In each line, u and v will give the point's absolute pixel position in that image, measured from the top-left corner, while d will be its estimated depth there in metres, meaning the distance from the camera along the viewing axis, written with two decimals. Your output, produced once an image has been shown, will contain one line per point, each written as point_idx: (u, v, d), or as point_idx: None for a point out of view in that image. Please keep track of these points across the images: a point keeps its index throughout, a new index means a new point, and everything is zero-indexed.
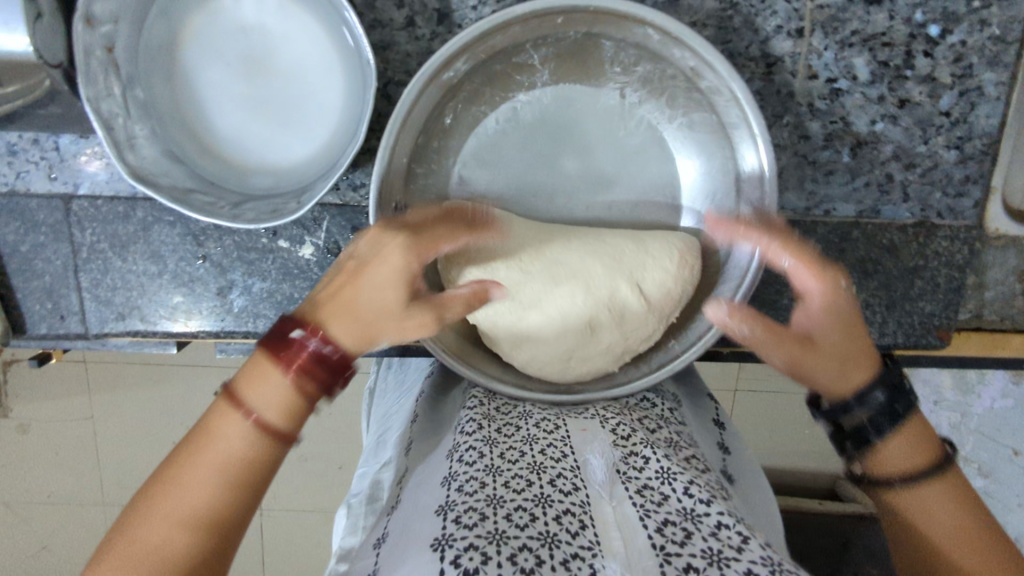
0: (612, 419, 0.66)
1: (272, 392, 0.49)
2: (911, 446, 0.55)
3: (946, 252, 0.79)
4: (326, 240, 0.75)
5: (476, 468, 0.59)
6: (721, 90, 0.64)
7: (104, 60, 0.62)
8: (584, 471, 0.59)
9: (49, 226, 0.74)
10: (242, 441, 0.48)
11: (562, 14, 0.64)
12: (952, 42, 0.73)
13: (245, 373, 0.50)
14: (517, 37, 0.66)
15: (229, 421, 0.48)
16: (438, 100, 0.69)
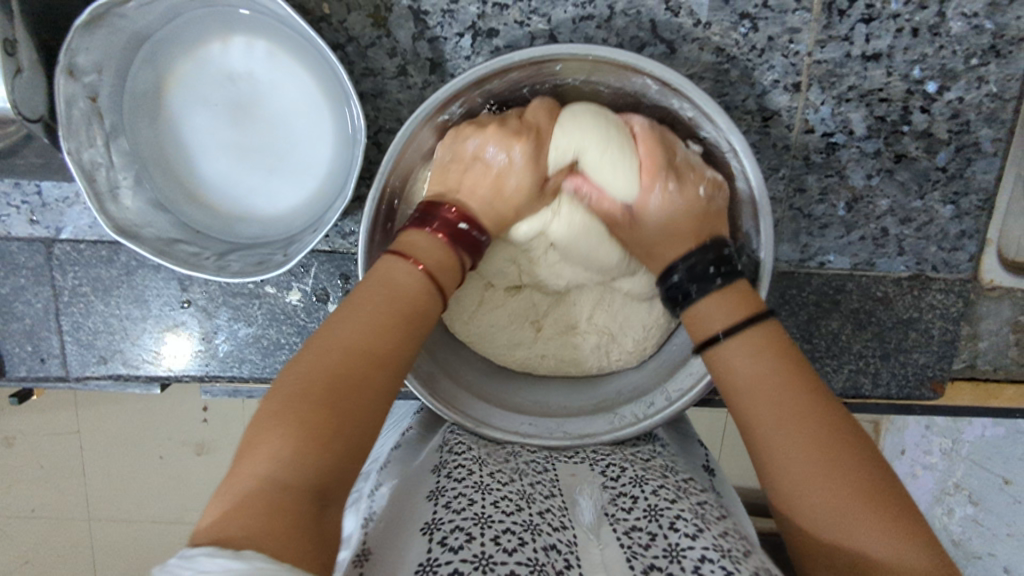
0: (601, 461, 0.67)
1: (429, 247, 0.57)
2: (787, 393, 0.53)
3: (940, 304, 0.79)
4: (314, 286, 0.74)
5: (464, 486, 0.59)
6: (719, 141, 0.63)
7: (87, 111, 0.61)
8: (572, 513, 0.60)
9: (30, 269, 0.73)
10: (410, 291, 0.55)
11: (561, 62, 0.62)
12: (950, 98, 0.72)
13: (378, 265, 0.56)
14: (512, 82, 0.64)
15: (406, 270, 0.55)
16: (431, 146, 0.67)
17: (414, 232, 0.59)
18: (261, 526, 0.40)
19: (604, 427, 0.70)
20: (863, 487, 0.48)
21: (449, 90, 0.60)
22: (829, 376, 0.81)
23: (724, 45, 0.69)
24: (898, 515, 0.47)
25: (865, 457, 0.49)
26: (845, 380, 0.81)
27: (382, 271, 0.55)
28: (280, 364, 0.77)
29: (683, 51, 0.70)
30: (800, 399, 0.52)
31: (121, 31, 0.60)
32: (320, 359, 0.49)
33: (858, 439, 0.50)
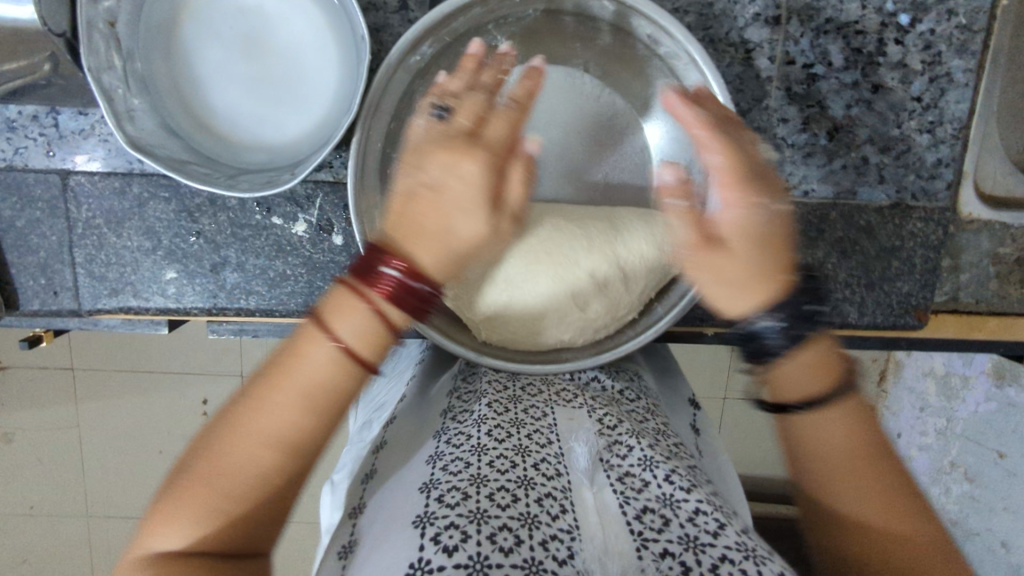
0: (599, 409, 0.69)
1: (359, 319, 0.48)
2: (848, 430, 0.55)
3: (921, 233, 0.82)
4: (319, 217, 0.77)
5: (461, 450, 0.61)
6: (677, 53, 0.67)
7: (106, 35, 0.65)
8: (567, 458, 0.61)
9: (45, 202, 0.75)
10: (327, 371, 0.48)
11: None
12: (921, 30, 0.76)
13: (332, 302, 0.49)
14: (480, 16, 0.69)
15: (317, 348, 0.48)
16: (412, 81, 0.70)
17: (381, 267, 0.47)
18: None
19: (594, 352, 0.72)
20: (900, 493, 0.54)
21: (417, 27, 0.64)
22: None
23: None
24: (910, 517, 0.53)
25: (911, 502, 0.54)
26: (832, 310, 0.83)
27: (325, 313, 0.49)
28: (287, 296, 0.79)
29: None
30: (862, 425, 0.56)
31: None
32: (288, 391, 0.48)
33: (907, 487, 0.55)
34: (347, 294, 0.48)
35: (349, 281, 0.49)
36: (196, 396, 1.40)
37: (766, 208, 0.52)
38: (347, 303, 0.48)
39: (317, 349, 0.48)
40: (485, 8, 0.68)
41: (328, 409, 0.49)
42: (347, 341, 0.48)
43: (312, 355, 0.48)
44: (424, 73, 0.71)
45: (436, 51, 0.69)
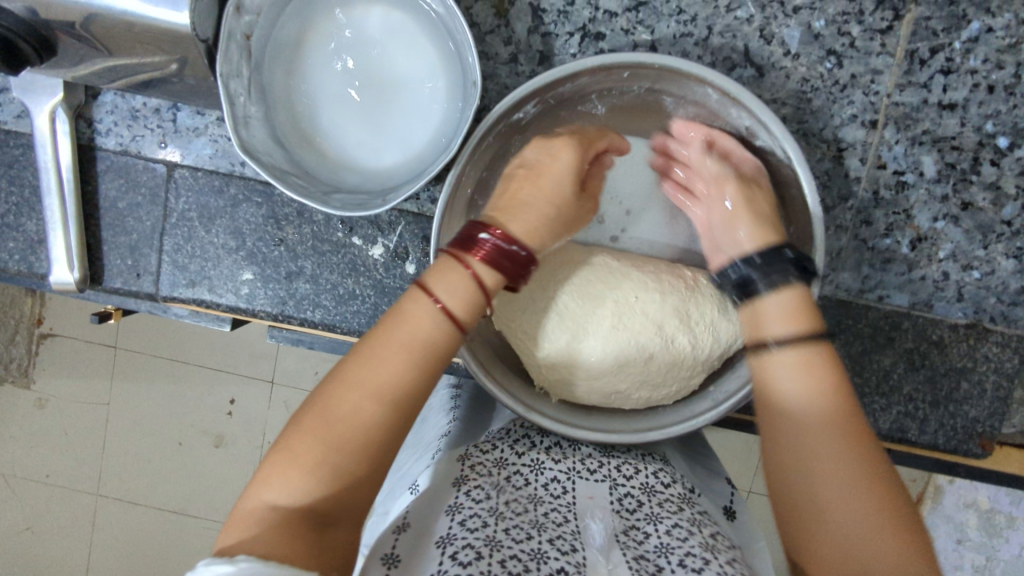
0: (620, 488, 0.68)
1: (457, 284, 0.57)
2: (810, 392, 0.54)
3: (995, 358, 0.80)
4: (396, 244, 0.79)
5: (479, 508, 0.61)
6: (773, 147, 0.68)
7: (242, 45, 0.69)
8: (583, 535, 0.60)
9: (148, 188, 0.80)
10: (428, 328, 0.56)
11: (629, 69, 0.68)
12: (1019, 155, 0.76)
13: (432, 270, 0.58)
14: (585, 85, 0.71)
15: (418, 299, 0.56)
16: (512, 135, 0.73)
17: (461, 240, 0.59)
18: (263, 541, 0.47)
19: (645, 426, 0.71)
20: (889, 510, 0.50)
21: (524, 88, 0.66)
22: (877, 413, 0.81)
23: (809, 76, 0.76)
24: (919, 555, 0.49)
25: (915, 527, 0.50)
26: (892, 422, 0.81)
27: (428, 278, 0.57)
28: (351, 313, 0.81)
29: (770, 77, 0.76)
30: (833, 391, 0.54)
31: None
32: (387, 343, 0.55)
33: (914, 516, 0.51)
34: (449, 259, 0.58)
35: (452, 248, 0.58)
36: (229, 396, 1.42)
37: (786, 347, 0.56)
38: (447, 268, 0.57)
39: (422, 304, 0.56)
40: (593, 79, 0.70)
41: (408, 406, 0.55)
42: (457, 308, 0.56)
43: (416, 311, 0.56)
44: (524, 127, 0.74)
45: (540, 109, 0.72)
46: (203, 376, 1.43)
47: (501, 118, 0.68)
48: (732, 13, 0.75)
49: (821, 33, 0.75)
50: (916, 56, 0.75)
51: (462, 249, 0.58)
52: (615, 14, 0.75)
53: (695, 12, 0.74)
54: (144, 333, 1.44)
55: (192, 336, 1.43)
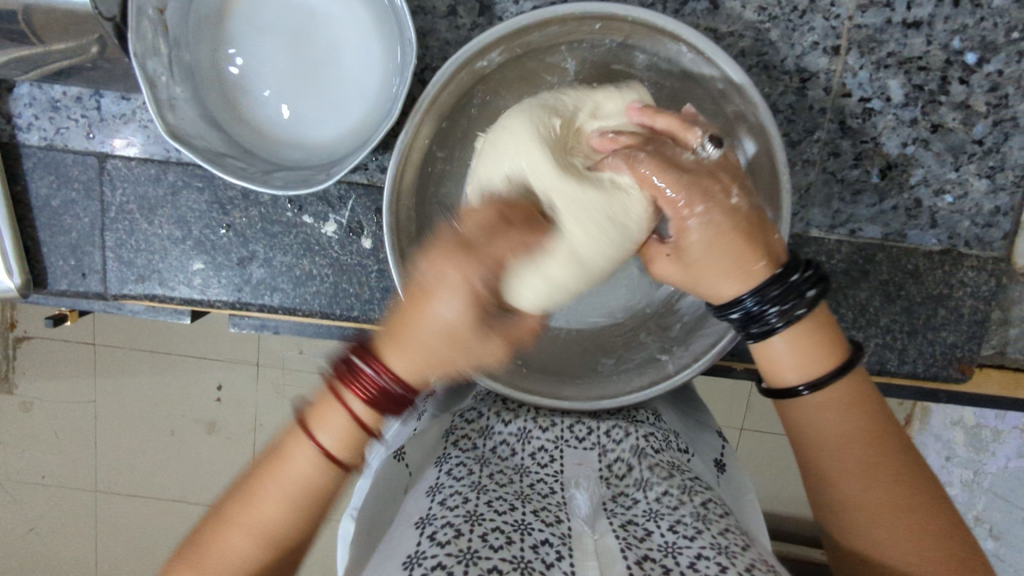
0: (609, 450, 0.67)
1: (340, 425, 0.49)
2: (846, 402, 0.56)
3: (971, 282, 0.78)
4: (349, 219, 0.76)
5: (461, 484, 0.59)
6: (746, 114, 0.64)
7: (155, 20, 0.64)
8: (568, 506, 0.59)
9: (81, 183, 0.75)
10: (321, 464, 0.49)
11: (599, 20, 0.65)
12: (988, 71, 0.73)
13: (313, 406, 0.50)
14: (554, 34, 0.67)
15: (335, 411, 0.48)
16: (470, 88, 0.69)
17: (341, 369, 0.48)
18: None
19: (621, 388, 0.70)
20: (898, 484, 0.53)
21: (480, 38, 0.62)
22: (855, 348, 0.80)
23: (766, 4, 0.71)
24: (940, 532, 0.51)
25: (919, 474, 0.54)
26: (870, 355, 0.80)
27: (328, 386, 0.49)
28: (311, 295, 0.78)
29: (726, 8, 0.72)
30: (859, 392, 0.57)
31: None
32: (292, 465, 0.49)
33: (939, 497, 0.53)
34: (331, 399, 0.49)
35: (332, 377, 0.48)
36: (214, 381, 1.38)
37: (813, 324, 0.56)
38: (324, 406, 0.49)
39: (331, 417, 0.49)
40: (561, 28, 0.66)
41: (313, 509, 0.50)
42: (357, 424, 0.48)
43: (294, 457, 0.49)
44: (485, 78, 0.69)
45: (501, 57, 0.67)
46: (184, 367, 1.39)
47: (460, 64, 0.63)
48: None
49: None
50: None
51: (347, 377, 0.47)
52: None
53: None
54: (114, 327, 1.38)
55: (163, 327, 1.38)
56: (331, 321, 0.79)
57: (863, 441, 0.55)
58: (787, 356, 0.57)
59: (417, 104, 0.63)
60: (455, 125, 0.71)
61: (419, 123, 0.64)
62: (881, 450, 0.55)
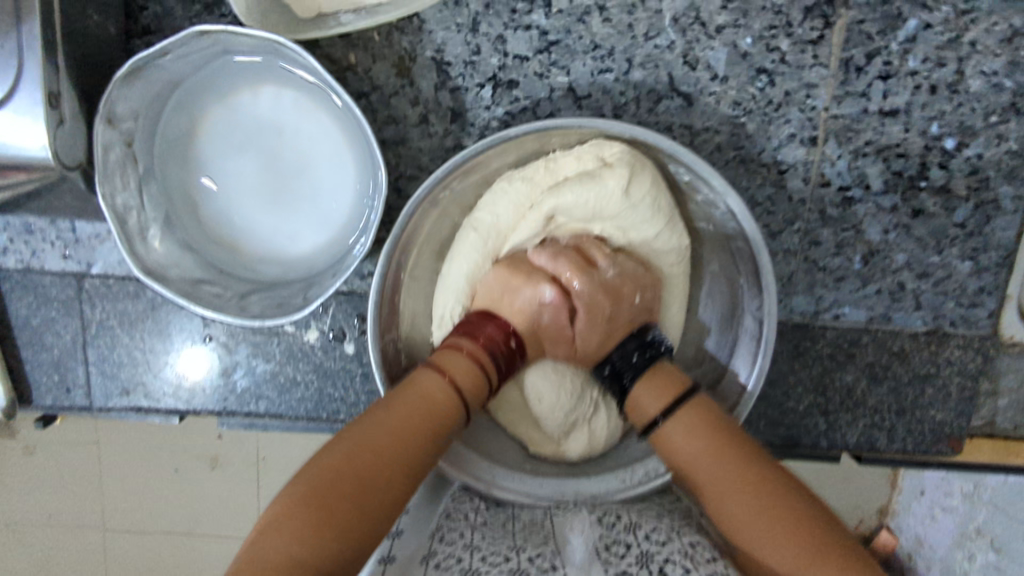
0: (603, 511, 0.65)
1: (462, 362, 0.59)
2: (704, 449, 0.57)
3: (958, 361, 0.78)
4: (331, 326, 0.76)
5: (454, 558, 0.57)
6: (715, 201, 0.66)
7: (122, 156, 0.63)
8: (563, 554, 0.57)
9: (60, 301, 0.75)
10: (442, 395, 0.57)
11: (555, 137, 0.66)
12: (968, 155, 0.72)
13: (440, 356, 0.60)
14: (518, 160, 0.70)
15: (435, 379, 0.58)
16: (439, 215, 0.70)
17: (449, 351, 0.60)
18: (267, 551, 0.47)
19: (616, 485, 0.71)
20: (813, 548, 0.50)
21: (450, 164, 0.63)
22: (844, 428, 0.80)
23: (741, 99, 0.70)
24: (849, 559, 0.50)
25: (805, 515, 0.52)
26: (860, 436, 0.80)
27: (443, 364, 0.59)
28: (296, 401, 0.78)
29: (700, 105, 0.71)
30: (718, 429, 0.58)
31: (156, 81, 0.62)
32: (405, 398, 0.56)
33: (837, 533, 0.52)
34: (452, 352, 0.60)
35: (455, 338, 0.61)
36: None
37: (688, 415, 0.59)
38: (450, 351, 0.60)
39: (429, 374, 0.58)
40: (525, 152, 0.69)
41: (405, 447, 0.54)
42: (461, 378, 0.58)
43: (425, 377, 0.58)
44: (452, 205, 0.71)
45: (465, 185, 0.70)
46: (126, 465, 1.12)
47: (430, 192, 0.64)
48: (651, 41, 0.69)
49: (749, 51, 0.69)
50: (850, 64, 0.70)
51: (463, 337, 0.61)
52: (526, 58, 0.69)
53: (611, 46, 0.69)
54: None
55: None
56: (319, 424, 0.79)
57: (768, 508, 0.53)
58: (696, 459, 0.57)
59: (393, 239, 0.64)
60: (429, 244, 0.72)
61: (392, 258, 0.65)
62: (781, 507, 0.53)
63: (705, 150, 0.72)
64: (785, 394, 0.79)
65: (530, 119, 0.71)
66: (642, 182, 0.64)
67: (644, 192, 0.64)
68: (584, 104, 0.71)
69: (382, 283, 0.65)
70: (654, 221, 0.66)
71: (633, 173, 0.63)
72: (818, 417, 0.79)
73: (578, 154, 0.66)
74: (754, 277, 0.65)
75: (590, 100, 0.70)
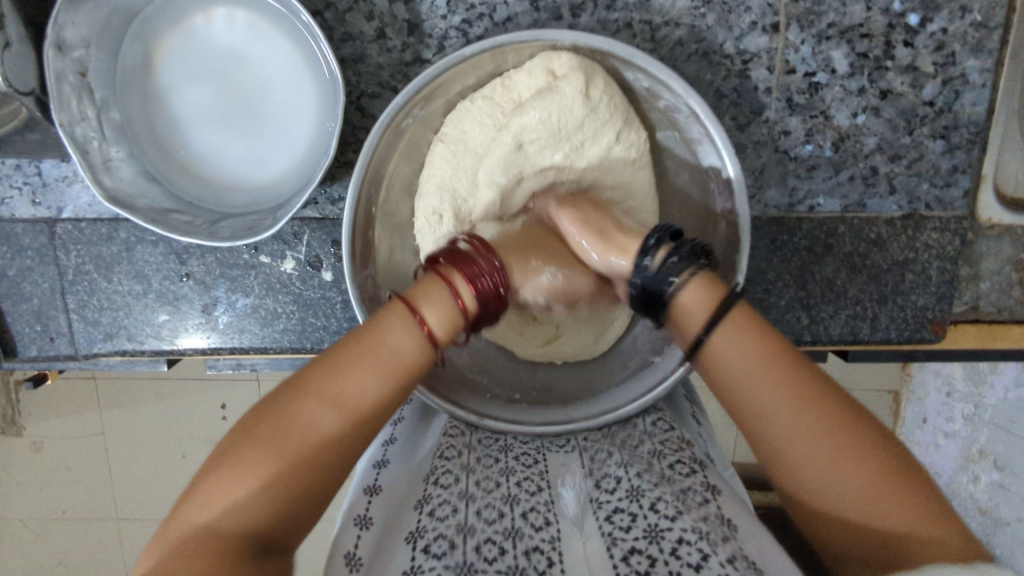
0: (589, 449, 0.67)
1: (444, 304, 0.53)
2: (757, 368, 0.50)
3: (937, 244, 0.78)
4: (307, 254, 0.76)
5: (450, 491, 0.59)
6: (678, 107, 0.63)
7: (77, 85, 0.63)
8: (556, 506, 0.59)
9: (35, 250, 0.75)
10: (414, 353, 0.52)
11: (513, 52, 0.64)
12: (932, 30, 0.71)
13: (419, 287, 0.54)
14: (479, 82, 0.67)
15: (404, 334, 0.51)
16: (407, 144, 0.69)
17: (435, 283, 0.54)
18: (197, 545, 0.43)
19: (606, 401, 0.70)
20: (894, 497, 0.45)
21: (404, 95, 0.60)
22: (826, 322, 0.80)
23: None
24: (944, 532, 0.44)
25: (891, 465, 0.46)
26: (843, 327, 0.80)
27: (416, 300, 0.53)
28: (280, 333, 0.78)
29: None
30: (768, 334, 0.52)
31: (103, 4, 0.62)
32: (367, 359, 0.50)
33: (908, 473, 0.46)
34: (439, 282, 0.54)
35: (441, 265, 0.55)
36: (177, 447, 1.13)
37: (732, 359, 0.51)
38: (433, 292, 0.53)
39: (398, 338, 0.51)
40: (484, 73, 0.66)
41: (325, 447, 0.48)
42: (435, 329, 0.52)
43: (390, 338, 0.51)
44: (419, 131, 0.68)
45: (428, 112, 0.67)
46: (136, 427, 1.12)
47: (388, 124, 0.62)
48: None
49: None
50: None
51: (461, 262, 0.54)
52: None
53: None
54: None
55: None
56: (303, 354, 0.79)
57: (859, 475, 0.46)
58: (737, 374, 0.51)
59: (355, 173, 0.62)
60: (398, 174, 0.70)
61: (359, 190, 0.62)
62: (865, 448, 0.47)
63: (666, 46, 0.71)
64: (765, 291, 0.79)
65: (487, 26, 0.70)
66: (597, 86, 0.62)
67: (602, 91, 0.62)
68: (541, 7, 0.70)
69: (353, 215, 0.62)
70: (613, 124, 0.64)
71: (590, 81, 0.62)
72: (800, 312, 0.80)
73: (528, 69, 0.64)
74: (727, 182, 0.63)
75: (546, 2, 0.70)
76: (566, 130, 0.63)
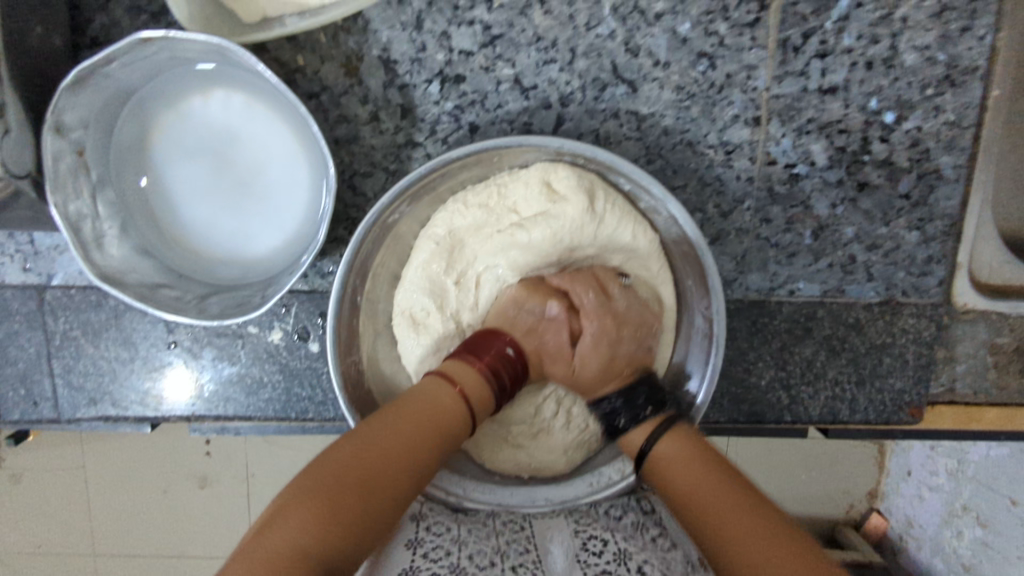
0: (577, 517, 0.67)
1: (472, 376, 0.58)
2: (693, 460, 0.56)
3: (913, 329, 0.79)
4: (295, 325, 0.77)
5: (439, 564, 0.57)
6: (659, 207, 0.66)
7: (74, 164, 0.64)
8: (545, 562, 0.60)
9: (23, 315, 0.76)
10: (452, 411, 0.55)
11: (500, 151, 0.66)
12: (907, 127, 0.74)
13: (450, 366, 0.59)
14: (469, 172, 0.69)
15: (445, 398, 0.56)
16: (393, 234, 0.70)
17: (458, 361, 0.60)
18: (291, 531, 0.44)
19: (583, 490, 0.69)
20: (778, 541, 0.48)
21: (391, 192, 0.62)
22: (806, 402, 0.81)
23: (683, 83, 0.72)
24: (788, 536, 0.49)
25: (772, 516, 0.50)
26: (822, 408, 0.81)
27: (448, 372, 0.58)
28: (264, 403, 0.78)
29: (644, 90, 0.72)
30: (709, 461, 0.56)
31: (103, 89, 0.63)
32: (418, 405, 0.55)
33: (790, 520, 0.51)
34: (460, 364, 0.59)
35: (466, 352, 0.61)
36: (159, 483, 1.08)
37: (667, 445, 0.58)
38: (457, 364, 0.59)
39: (441, 400, 0.56)
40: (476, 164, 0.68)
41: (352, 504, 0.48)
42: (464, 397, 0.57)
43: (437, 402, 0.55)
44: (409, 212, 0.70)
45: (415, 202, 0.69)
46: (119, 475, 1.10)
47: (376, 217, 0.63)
48: (593, 30, 0.70)
49: (688, 37, 0.71)
50: (788, 43, 0.71)
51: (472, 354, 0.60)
52: (471, 53, 0.71)
53: (554, 36, 0.70)
54: None
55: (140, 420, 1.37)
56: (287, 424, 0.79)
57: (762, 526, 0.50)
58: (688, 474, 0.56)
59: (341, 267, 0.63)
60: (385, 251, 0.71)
61: (344, 282, 0.64)
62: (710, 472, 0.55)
63: (652, 135, 0.74)
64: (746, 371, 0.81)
65: (478, 112, 0.73)
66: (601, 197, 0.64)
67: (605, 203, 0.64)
68: (532, 94, 0.72)
69: (338, 305, 0.64)
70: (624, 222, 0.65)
71: (592, 197, 0.64)
72: (780, 393, 0.81)
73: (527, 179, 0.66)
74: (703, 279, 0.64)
75: (536, 91, 0.72)
76: (578, 244, 0.65)
